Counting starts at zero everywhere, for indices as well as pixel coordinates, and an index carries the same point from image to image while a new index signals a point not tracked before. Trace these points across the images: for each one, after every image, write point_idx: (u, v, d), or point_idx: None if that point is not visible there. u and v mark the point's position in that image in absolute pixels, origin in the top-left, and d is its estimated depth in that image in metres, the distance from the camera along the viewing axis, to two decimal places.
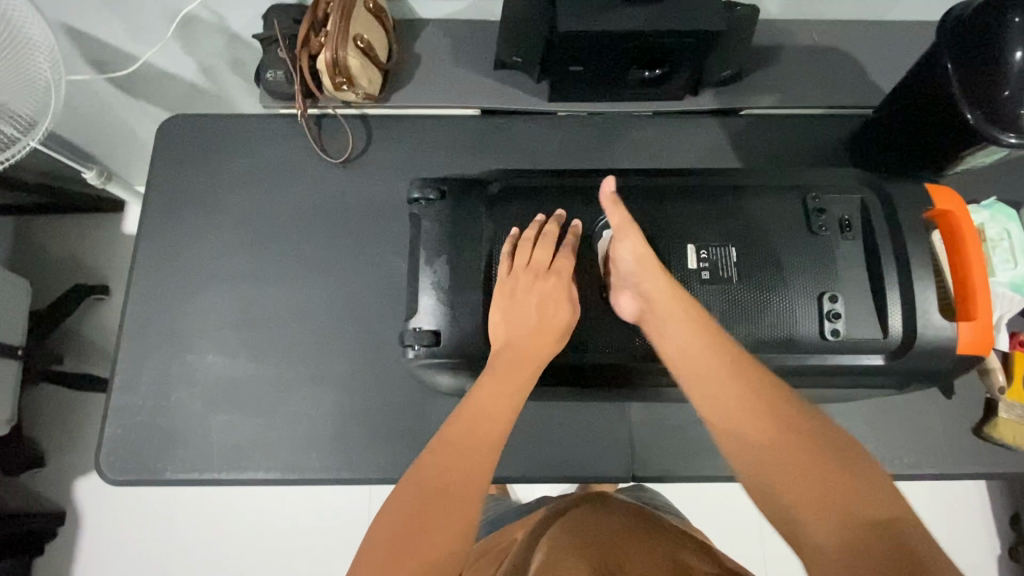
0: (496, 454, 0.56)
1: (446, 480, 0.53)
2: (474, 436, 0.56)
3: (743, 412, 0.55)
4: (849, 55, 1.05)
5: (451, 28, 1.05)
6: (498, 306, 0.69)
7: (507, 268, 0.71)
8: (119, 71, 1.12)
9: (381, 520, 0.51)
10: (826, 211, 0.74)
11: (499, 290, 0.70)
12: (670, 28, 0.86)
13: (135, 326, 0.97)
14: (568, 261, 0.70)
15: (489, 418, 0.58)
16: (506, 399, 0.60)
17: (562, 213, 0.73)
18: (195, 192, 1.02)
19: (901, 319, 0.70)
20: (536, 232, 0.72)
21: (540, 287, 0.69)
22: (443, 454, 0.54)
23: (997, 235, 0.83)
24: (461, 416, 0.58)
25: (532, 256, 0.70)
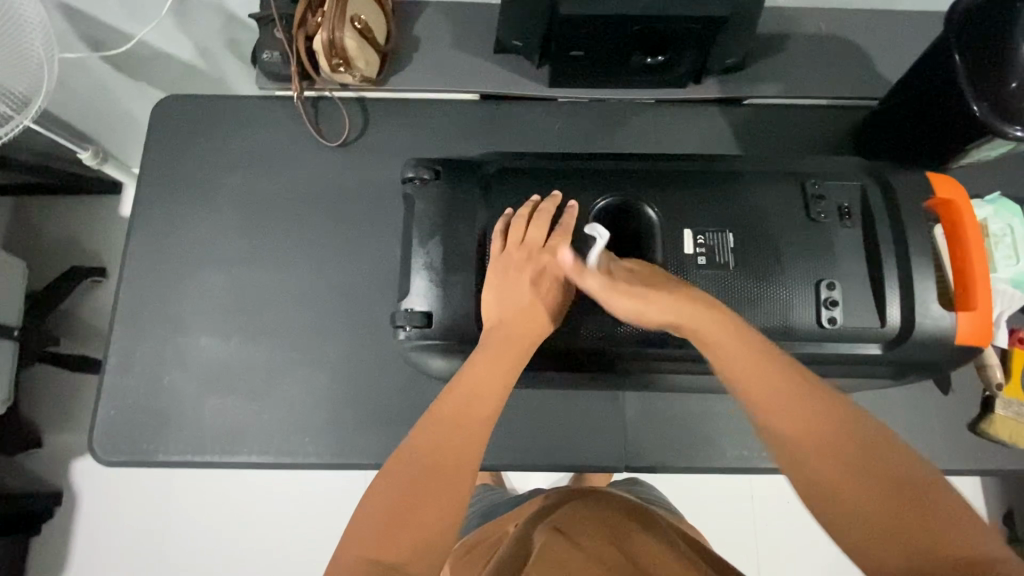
0: (488, 431, 0.55)
1: (438, 456, 0.52)
2: (467, 412, 0.55)
3: (782, 418, 0.50)
4: (854, 44, 1.04)
5: (451, 11, 1.03)
6: (491, 285, 0.67)
7: (500, 246, 0.69)
8: (114, 50, 1.10)
9: (373, 495, 0.50)
10: (826, 199, 0.73)
11: (492, 268, 0.68)
12: (673, 13, 0.84)
13: (129, 307, 0.96)
14: (564, 240, 0.68)
15: (481, 395, 0.57)
16: (498, 377, 0.59)
17: (558, 194, 0.70)
18: (190, 173, 1.01)
19: (900, 311, 0.69)
20: (530, 211, 0.70)
21: (534, 266, 0.67)
22: (436, 429, 0.54)
23: (1000, 230, 0.82)
24: (452, 393, 0.57)
25: (526, 234, 0.68)
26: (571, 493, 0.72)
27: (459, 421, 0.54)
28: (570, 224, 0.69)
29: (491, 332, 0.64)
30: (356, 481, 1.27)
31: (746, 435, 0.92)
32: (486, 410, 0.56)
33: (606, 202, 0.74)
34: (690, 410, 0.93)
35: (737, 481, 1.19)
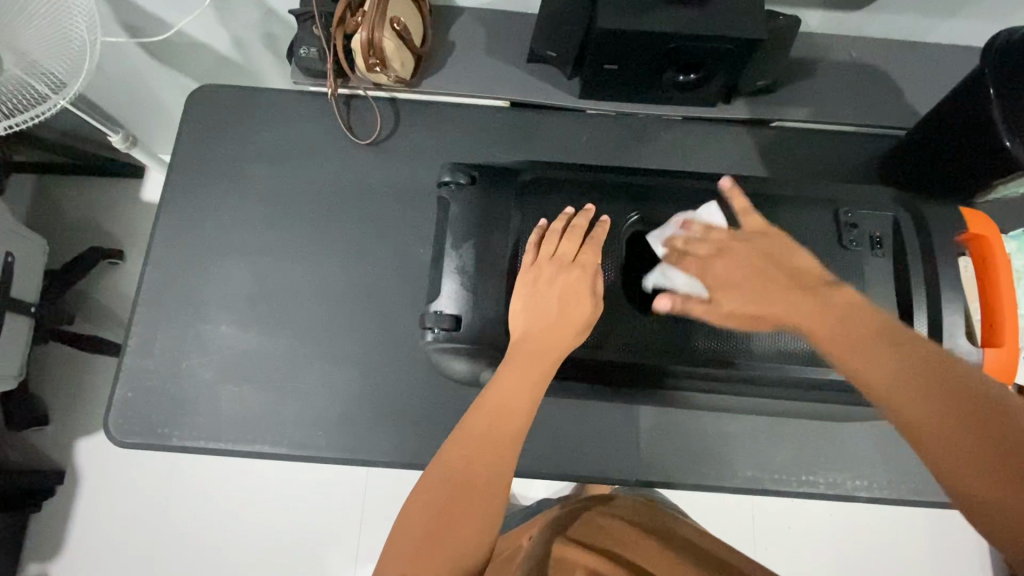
0: (514, 451, 0.56)
1: (468, 477, 0.54)
2: (496, 427, 0.57)
3: (892, 383, 0.47)
4: (885, 74, 1.04)
5: (487, 18, 1.04)
6: (520, 295, 0.67)
7: (531, 257, 0.69)
8: (152, 37, 1.12)
9: (412, 511, 0.53)
10: (858, 228, 0.73)
11: (522, 278, 0.68)
12: (710, 34, 0.85)
13: (151, 290, 0.97)
14: (593, 256, 0.68)
15: (507, 415, 0.58)
16: (524, 395, 0.59)
17: (592, 207, 0.70)
18: (220, 163, 1.02)
19: (927, 342, 0.69)
20: (564, 225, 0.70)
21: (564, 278, 0.66)
22: (466, 445, 0.56)
23: None
24: (478, 411, 0.58)
25: (558, 248, 0.68)
26: (595, 531, 0.65)
27: (487, 440, 0.56)
28: (599, 238, 0.69)
29: (517, 345, 0.64)
30: (358, 477, 1.27)
31: (757, 456, 0.92)
32: (512, 431, 0.57)
33: (640, 215, 0.75)
34: (704, 428, 0.93)
35: (741, 501, 1.18)
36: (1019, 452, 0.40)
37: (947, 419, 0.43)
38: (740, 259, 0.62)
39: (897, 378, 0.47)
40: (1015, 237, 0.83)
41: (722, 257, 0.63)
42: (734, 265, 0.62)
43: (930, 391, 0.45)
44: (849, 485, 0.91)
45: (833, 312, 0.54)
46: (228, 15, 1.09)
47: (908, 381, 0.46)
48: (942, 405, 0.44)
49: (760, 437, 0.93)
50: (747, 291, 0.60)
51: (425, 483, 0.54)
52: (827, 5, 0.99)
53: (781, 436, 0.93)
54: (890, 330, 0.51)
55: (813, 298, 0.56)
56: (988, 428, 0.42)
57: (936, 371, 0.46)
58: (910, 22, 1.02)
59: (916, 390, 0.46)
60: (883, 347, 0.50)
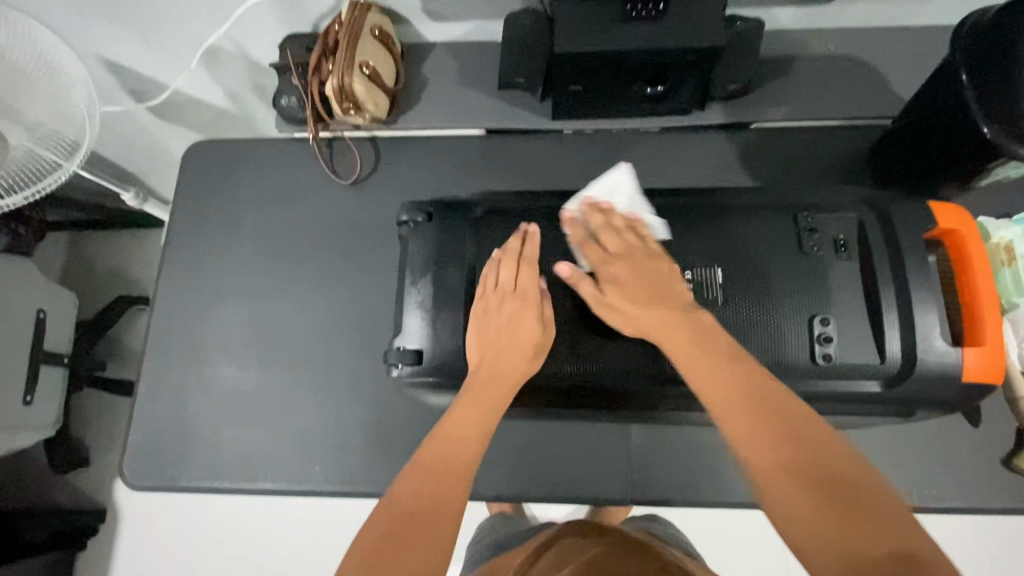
0: (466, 476, 0.57)
1: (422, 500, 0.55)
2: (447, 457, 0.58)
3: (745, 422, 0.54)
4: (866, 65, 1.01)
5: (458, 50, 1.06)
6: (473, 328, 0.69)
7: (479, 291, 0.71)
8: (153, 100, 1.21)
9: (363, 532, 0.54)
10: (819, 232, 0.70)
11: (473, 312, 0.70)
12: (668, 47, 0.85)
13: (158, 339, 1.03)
14: (534, 279, 0.69)
15: (457, 441, 0.60)
16: (477, 422, 0.62)
17: (532, 227, 0.71)
18: (215, 212, 1.08)
19: (900, 344, 0.66)
20: (503, 253, 0.72)
21: (509, 306, 0.68)
22: (417, 473, 0.57)
23: None
24: (432, 441, 0.60)
25: (500, 277, 0.70)
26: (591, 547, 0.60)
27: (437, 464, 0.58)
28: (534, 257, 0.71)
29: (473, 374, 0.66)
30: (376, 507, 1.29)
31: None
32: (466, 454, 0.59)
33: None
34: (700, 444, 0.91)
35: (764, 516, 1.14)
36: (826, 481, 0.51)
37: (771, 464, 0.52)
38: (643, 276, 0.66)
39: (739, 418, 0.54)
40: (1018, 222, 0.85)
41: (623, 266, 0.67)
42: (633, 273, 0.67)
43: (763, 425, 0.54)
44: None
45: (698, 341, 0.60)
46: (218, 71, 1.16)
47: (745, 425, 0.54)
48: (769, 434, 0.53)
49: None
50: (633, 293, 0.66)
51: (376, 508, 0.55)
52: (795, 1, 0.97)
53: None
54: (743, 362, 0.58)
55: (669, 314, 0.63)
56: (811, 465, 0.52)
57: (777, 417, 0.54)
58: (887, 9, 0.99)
59: (770, 447, 0.53)
60: (746, 399, 0.56)
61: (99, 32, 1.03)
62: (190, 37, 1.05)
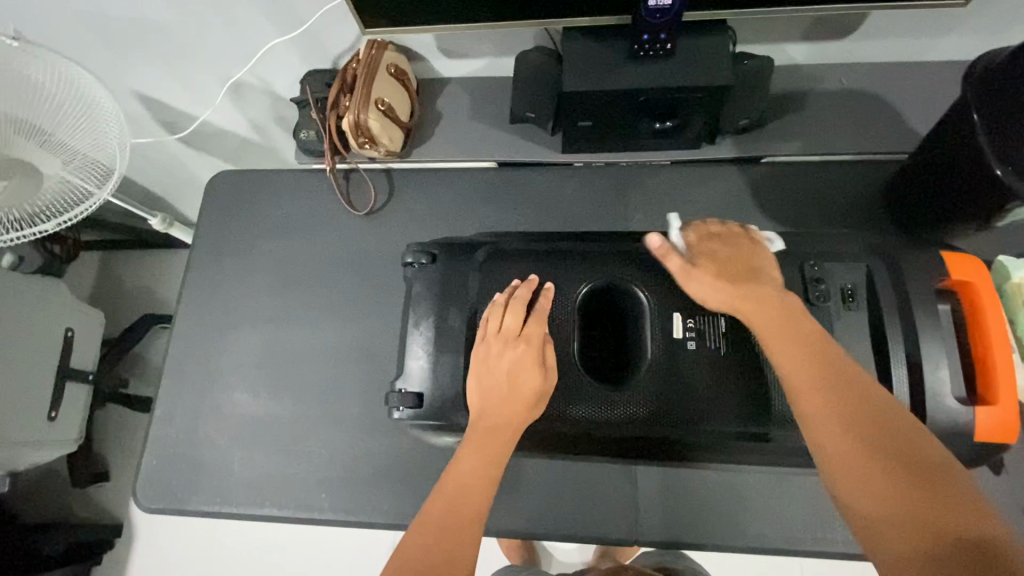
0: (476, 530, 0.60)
1: (438, 560, 0.57)
2: (458, 510, 0.60)
3: (838, 440, 0.54)
4: (880, 100, 1.00)
5: (471, 85, 1.09)
6: (473, 373, 0.69)
7: (480, 335, 0.71)
8: (183, 130, 1.27)
9: None
10: (825, 281, 0.69)
11: (474, 356, 0.70)
12: (676, 85, 0.86)
13: (176, 362, 1.06)
14: (539, 327, 0.70)
15: (467, 492, 0.62)
16: (484, 471, 0.63)
17: (533, 278, 0.73)
18: (234, 240, 1.11)
19: (908, 393, 0.64)
20: (507, 297, 0.73)
21: (511, 353, 0.68)
22: (430, 528, 0.59)
23: None
24: (442, 492, 0.62)
25: (503, 322, 0.70)
26: None
27: (450, 519, 0.60)
28: (543, 308, 0.71)
29: (475, 422, 0.66)
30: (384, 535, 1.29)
31: (769, 514, 0.87)
32: (476, 506, 0.61)
33: (588, 288, 0.75)
34: (708, 486, 0.89)
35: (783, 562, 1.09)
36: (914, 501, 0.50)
37: (861, 458, 0.53)
38: (737, 267, 0.67)
39: (828, 413, 0.55)
40: None
41: (717, 244, 0.69)
42: (732, 253, 0.68)
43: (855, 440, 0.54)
44: None
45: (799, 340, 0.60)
46: (243, 104, 1.21)
47: (826, 414, 0.55)
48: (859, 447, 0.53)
49: (770, 491, 0.88)
50: (724, 273, 0.66)
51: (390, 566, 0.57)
52: (806, 37, 0.97)
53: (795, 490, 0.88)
54: (832, 352, 0.59)
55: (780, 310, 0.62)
56: (899, 477, 0.51)
57: (863, 412, 0.55)
58: (900, 45, 0.98)
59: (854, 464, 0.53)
60: (837, 410, 0.55)
61: (132, 68, 1.09)
62: (217, 73, 1.10)
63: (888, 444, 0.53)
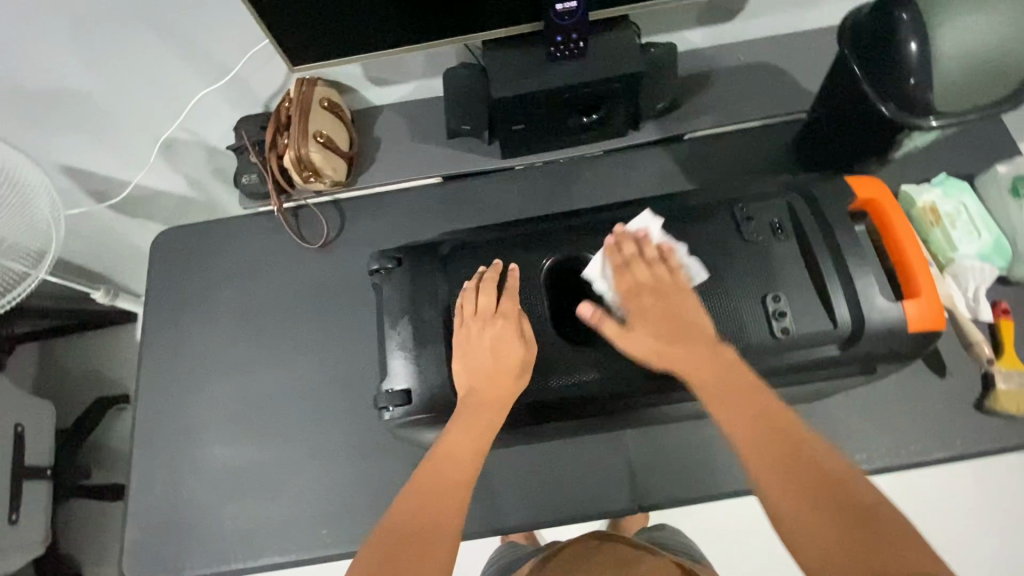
0: (463, 493, 0.60)
1: (426, 520, 0.57)
2: (446, 477, 0.61)
3: (781, 492, 0.53)
4: (775, 68, 1.11)
5: (404, 108, 1.13)
6: (457, 355, 0.72)
7: (458, 318, 0.74)
8: (115, 197, 1.24)
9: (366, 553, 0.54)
10: (756, 220, 0.76)
11: (456, 340, 0.73)
12: (595, 78, 0.93)
13: (145, 430, 1.02)
14: (513, 303, 0.73)
15: (457, 458, 0.63)
16: (473, 441, 0.64)
17: (498, 261, 0.76)
18: (189, 296, 1.09)
19: (848, 308, 0.71)
20: (478, 281, 0.76)
21: (491, 330, 0.71)
22: (416, 494, 0.59)
23: (957, 210, 0.95)
24: (431, 462, 0.63)
25: (478, 303, 0.74)
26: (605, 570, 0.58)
27: (436, 487, 0.60)
28: (513, 285, 0.75)
29: (465, 399, 0.69)
30: None
31: None
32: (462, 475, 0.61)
33: (551, 261, 0.79)
34: (695, 440, 0.93)
35: None
36: (857, 543, 0.48)
37: (804, 505, 0.52)
38: (664, 316, 0.67)
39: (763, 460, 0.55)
40: (939, 185, 0.97)
41: (646, 294, 0.69)
42: (653, 303, 0.68)
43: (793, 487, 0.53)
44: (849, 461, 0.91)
45: (724, 383, 0.61)
46: (177, 161, 1.20)
47: (766, 464, 0.55)
48: (797, 493, 0.52)
49: None
50: (653, 326, 0.67)
51: (377, 531, 0.57)
52: (701, 23, 1.08)
53: None
54: (760, 394, 0.60)
55: (706, 359, 0.63)
56: (844, 518, 0.50)
57: (799, 454, 0.55)
58: (782, 18, 1.10)
59: (796, 513, 0.52)
60: (778, 452, 0.55)
61: (57, 141, 1.07)
62: (147, 132, 1.10)
63: (820, 484, 0.52)
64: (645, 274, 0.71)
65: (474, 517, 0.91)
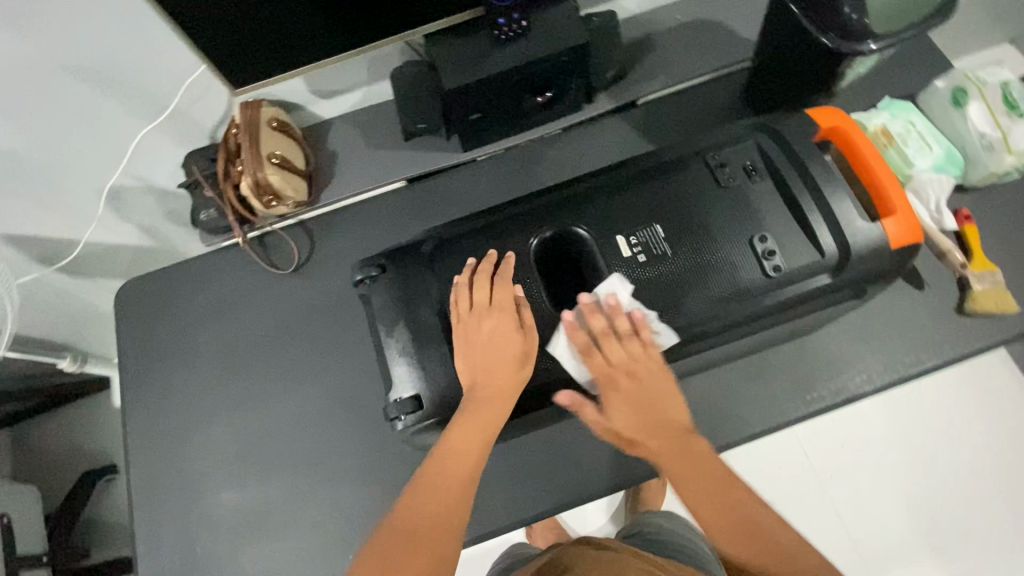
0: (468, 491, 0.63)
1: (432, 519, 0.60)
2: (450, 475, 0.63)
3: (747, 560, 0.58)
4: (712, 22, 1.13)
5: (355, 117, 1.11)
6: (458, 349, 0.72)
7: (455, 315, 0.74)
8: (65, 258, 1.16)
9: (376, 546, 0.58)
10: (729, 165, 0.78)
11: (456, 335, 0.73)
12: (544, 54, 0.93)
13: (143, 492, 0.97)
14: (508, 294, 0.73)
15: (461, 456, 0.65)
16: (477, 439, 0.66)
17: (493, 252, 0.76)
18: (165, 346, 1.04)
19: (830, 234, 0.73)
20: (470, 276, 0.76)
21: (489, 324, 0.71)
22: (422, 493, 0.62)
23: (906, 129, 0.98)
24: (436, 458, 0.65)
25: (473, 299, 0.74)
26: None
27: (440, 488, 0.62)
28: (507, 272, 0.74)
29: (470, 393, 0.70)
30: None
31: (761, 398, 0.93)
32: (465, 474, 0.63)
33: (538, 240, 0.79)
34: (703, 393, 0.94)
35: (786, 443, 1.17)
36: None
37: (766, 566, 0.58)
38: (645, 400, 0.69)
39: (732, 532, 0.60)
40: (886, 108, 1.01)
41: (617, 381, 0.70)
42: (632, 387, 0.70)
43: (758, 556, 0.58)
44: (851, 386, 0.93)
45: (686, 463, 0.65)
46: (127, 210, 1.14)
47: (735, 535, 0.60)
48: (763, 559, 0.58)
49: (755, 377, 0.94)
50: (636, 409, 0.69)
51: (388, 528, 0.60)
52: None
53: (774, 369, 0.95)
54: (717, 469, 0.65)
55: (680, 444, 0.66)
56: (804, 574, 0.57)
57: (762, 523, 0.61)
58: None
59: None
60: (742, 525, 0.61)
61: None
62: (90, 185, 1.05)
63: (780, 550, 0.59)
64: (604, 357, 0.71)
65: (500, 511, 0.90)
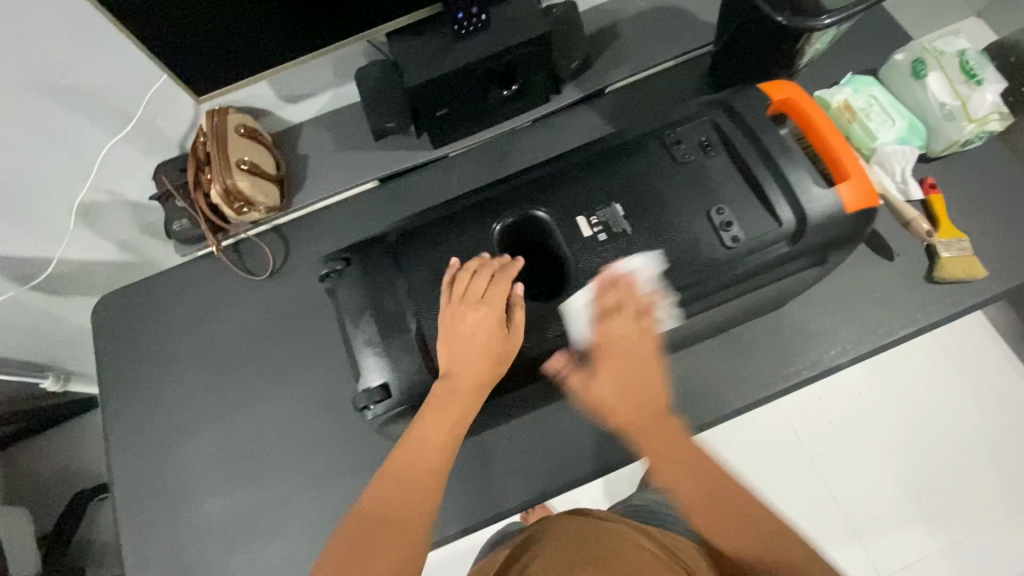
0: (434, 482, 0.63)
1: (397, 507, 0.61)
2: (417, 466, 0.64)
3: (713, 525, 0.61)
4: (674, 8, 1.14)
5: (324, 120, 1.11)
6: (442, 337, 0.71)
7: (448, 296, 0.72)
8: (40, 276, 1.15)
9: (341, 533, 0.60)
10: (685, 141, 0.79)
11: (443, 321, 0.71)
12: (505, 47, 0.93)
13: (129, 505, 0.97)
14: (502, 291, 0.71)
15: (429, 447, 0.65)
16: (447, 431, 0.66)
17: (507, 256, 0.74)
18: (145, 358, 1.04)
19: (789, 207, 0.74)
20: (476, 266, 0.73)
21: (475, 318, 0.70)
22: (388, 480, 0.63)
23: (867, 104, 0.99)
24: (404, 446, 0.66)
25: (468, 289, 0.71)
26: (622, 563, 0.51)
27: (408, 478, 0.63)
28: (508, 273, 0.72)
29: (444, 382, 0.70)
30: None
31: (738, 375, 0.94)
32: (433, 466, 0.64)
33: (502, 224, 0.79)
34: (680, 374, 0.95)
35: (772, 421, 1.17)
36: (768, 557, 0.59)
37: (729, 528, 0.60)
38: (628, 378, 0.66)
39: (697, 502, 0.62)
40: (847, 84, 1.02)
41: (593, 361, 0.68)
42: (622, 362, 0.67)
43: (723, 518, 0.61)
44: (826, 358, 0.94)
45: (675, 440, 0.64)
46: (100, 225, 1.14)
47: (702, 506, 0.62)
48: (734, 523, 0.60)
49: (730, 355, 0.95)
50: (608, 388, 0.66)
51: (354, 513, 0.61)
52: None
53: (749, 346, 0.96)
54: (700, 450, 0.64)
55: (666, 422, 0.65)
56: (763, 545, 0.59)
57: (732, 503, 0.62)
58: None
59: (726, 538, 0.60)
60: (713, 500, 0.62)
61: None
62: (61, 202, 1.04)
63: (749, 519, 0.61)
64: (613, 326, 0.68)
65: (485, 502, 0.91)
